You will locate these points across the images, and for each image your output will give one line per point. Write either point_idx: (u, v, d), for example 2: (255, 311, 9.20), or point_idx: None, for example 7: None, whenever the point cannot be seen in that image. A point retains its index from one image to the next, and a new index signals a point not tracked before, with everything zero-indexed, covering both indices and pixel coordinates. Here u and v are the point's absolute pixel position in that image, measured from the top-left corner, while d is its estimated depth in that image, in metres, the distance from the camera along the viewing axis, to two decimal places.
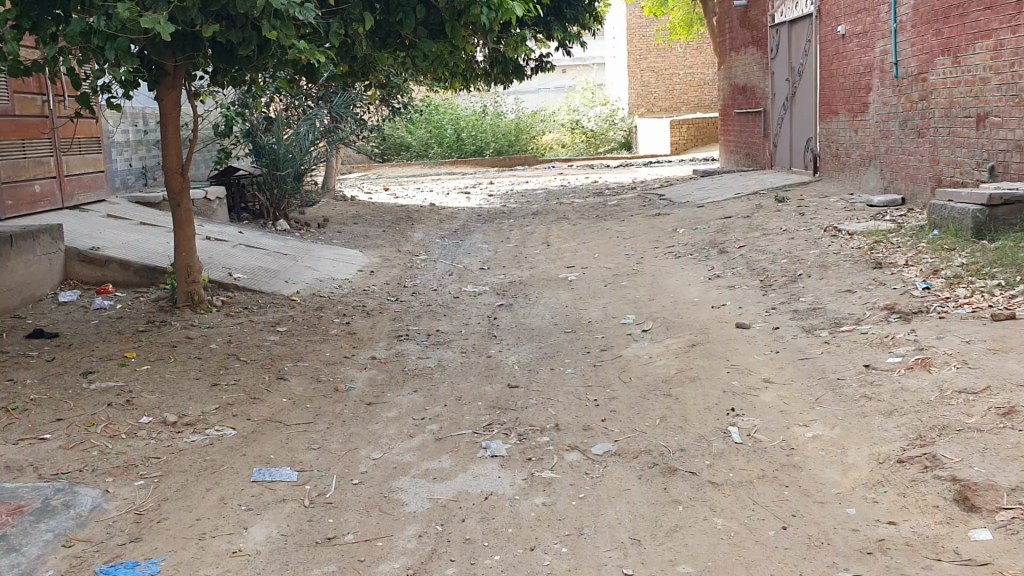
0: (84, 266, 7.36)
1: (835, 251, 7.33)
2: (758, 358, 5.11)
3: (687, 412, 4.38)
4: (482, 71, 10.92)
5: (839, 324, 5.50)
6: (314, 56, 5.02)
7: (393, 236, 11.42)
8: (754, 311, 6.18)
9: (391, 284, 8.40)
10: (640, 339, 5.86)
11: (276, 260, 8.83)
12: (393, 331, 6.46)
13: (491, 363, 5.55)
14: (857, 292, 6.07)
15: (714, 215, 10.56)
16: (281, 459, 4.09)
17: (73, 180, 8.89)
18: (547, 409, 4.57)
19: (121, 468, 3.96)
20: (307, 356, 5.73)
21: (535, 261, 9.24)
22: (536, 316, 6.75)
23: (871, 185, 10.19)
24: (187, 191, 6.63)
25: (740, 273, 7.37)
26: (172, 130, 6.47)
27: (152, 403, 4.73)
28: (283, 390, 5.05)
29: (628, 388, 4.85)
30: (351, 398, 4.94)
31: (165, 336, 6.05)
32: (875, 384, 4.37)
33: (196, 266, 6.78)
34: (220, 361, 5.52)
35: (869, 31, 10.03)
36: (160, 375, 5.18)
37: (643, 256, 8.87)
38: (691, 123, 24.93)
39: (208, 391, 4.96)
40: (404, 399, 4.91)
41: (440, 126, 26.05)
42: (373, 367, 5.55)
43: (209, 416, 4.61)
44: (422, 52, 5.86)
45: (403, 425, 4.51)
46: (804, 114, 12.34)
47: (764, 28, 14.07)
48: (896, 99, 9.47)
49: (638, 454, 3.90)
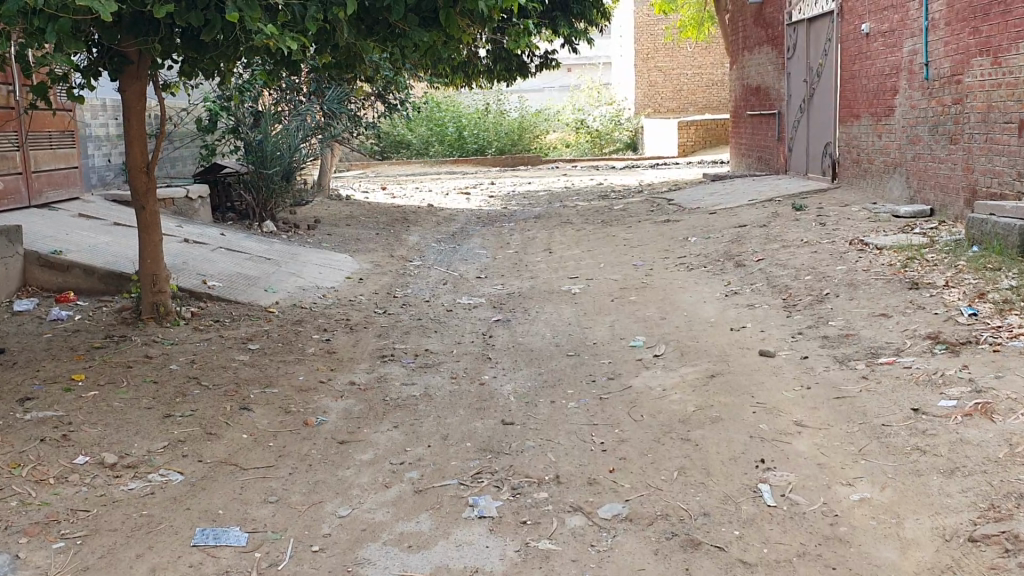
0: (44, 271, 6.77)
1: (864, 267, 6.71)
2: (787, 395, 4.48)
3: (710, 464, 3.74)
4: (483, 68, 10.31)
5: (876, 355, 4.89)
6: (286, 45, 4.36)
7: (388, 239, 10.80)
8: (778, 335, 5.55)
9: (380, 293, 7.78)
10: (652, 367, 5.23)
11: (257, 265, 8.21)
12: (377, 350, 5.83)
13: (483, 393, 4.93)
14: (894, 317, 5.44)
15: (729, 223, 9.94)
16: (231, 516, 3.46)
17: (42, 176, 8.30)
18: (545, 455, 3.95)
19: (39, 526, 3.34)
20: (277, 381, 5.09)
21: (537, 270, 8.63)
22: (536, 336, 6.12)
23: (896, 195, 9.56)
24: (154, 192, 6.02)
25: (760, 290, 6.75)
26: (137, 126, 5.87)
27: (92, 439, 4.12)
28: (245, 423, 4.42)
29: (639, 429, 4.23)
30: (322, 434, 4.31)
31: (122, 354, 5.43)
32: (929, 434, 3.75)
33: (163, 275, 6.16)
34: (178, 387, 4.90)
35: (898, 30, 9.39)
36: (106, 404, 4.56)
37: (653, 268, 8.25)
38: (699, 123, 24.23)
39: (159, 425, 4.34)
40: (383, 436, 4.29)
41: (440, 124, 25.48)
42: (351, 395, 4.92)
43: (155, 457, 3.99)
44: (414, 42, 5.21)
45: (379, 471, 3.89)
46: (823, 118, 11.68)
47: (780, 26, 13.45)
48: (926, 103, 8.86)
49: (653, 520, 3.28)
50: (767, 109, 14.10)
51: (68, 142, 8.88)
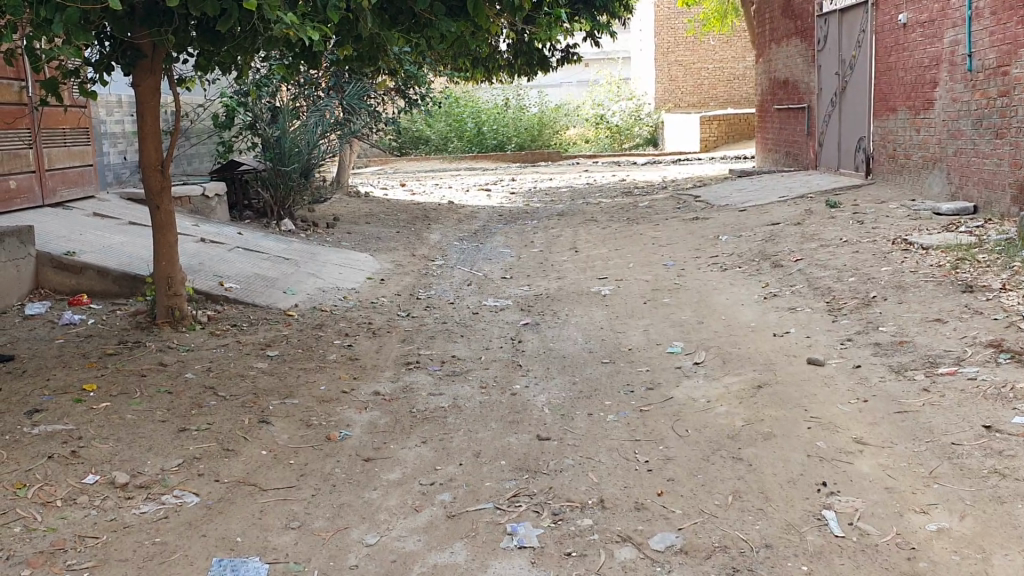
0: (57, 273, 6.54)
1: (911, 268, 6.39)
2: (843, 409, 4.17)
3: (766, 487, 3.46)
4: (507, 61, 10.01)
5: (936, 364, 4.58)
6: (306, 36, 4.11)
7: (409, 238, 10.53)
8: (826, 342, 5.24)
9: (403, 295, 7.51)
10: (693, 376, 4.94)
11: (275, 266, 7.95)
12: (402, 357, 5.56)
13: (516, 404, 4.65)
14: (950, 323, 5.13)
15: (761, 220, 9.62)
16: (251, 544, 3.20)
17: (56, 174, 8.09)
18: (586, 476, 3.67)
19: (44, 555, 3.09)
20: (298, 391, 4.83)
21: (564, 271, 8.34)
22: (567, 341, 5.84)
23: (936, 191, 9.20)
24: (169, 191, 5.76)
25: (801, 292, 6.43)
26: (151, 122, 5.62)
27: (103, 457, 3.87)
28: (264, 438, 4.16)
29: (686, 446, 3.94)
30: (346, 451, 4.04)
31: (136, 361, 5.19)
32: (1007, 456, 3.45)
33: (178, 278, 5.90)
34: (194, 397, 4.65)
35: (938, 20, 9.03)
36: (118, 416, 4.31)
37: (686, 268, 7.94)
38: (721, 118, 23.87)
39: (173, 440, 4.08)
40: (411, 453, 4.02)
41: (459, 120, 25.25)
42: (375, 406, 4.65)
43: (169, 476, 3.74)
44: (441, 32, 4.95)
45: (408, 492, 3.62)
46: (857, 111, 11.31)
47: (810, 17, 13.10)
48: (968, 95, 8.51)
49: (710, 553, 3.00)
50: (796, 103, 13.72)
51: (82, 139, 8.66)
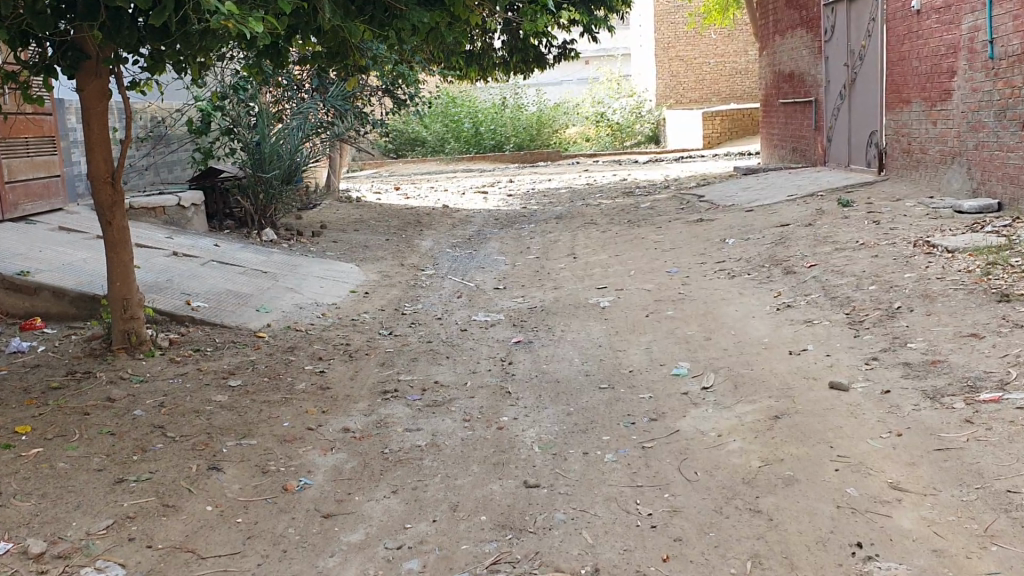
0: (9, 295, 6.02)
1: (937, 274, 5.85)
2: (874, 446, 3.63)
3: (791, 551, 2.93)
4: (499, 59, 9.49)
5: (976, 389, 4.03)
6: (252, 28, 3.60)
7: (399, 246, 10.00)
8: (849, 361, 4.70)
9: (387, 310, 6.98)
10: (702, 404, 4.38)
11: (251, 281, 7.43)
12: (379, 385, 5.03)
13: (502, 441, 4.12)
14: (989, 338, 4.58)
15: (771, 221, 9.07)
16: None
17: (18, 187, 7.60)
18: (579, 536, 3.14)
19: None
20: (256, 430, 4.29)
21: (560, 279, 7.81)
22: (561, 362, 5.31)
23: (954, 188, 8.66)
24: (121, 205, 5.23)
25: (816, 302, 5.89)
26: (98, 130, 5.09)
27: (21, 518, 3.35)
28: (210, 489, 3.64)
29: (696, 493, 3.41)
30: (304, 505, 3.52)
31: (82, 396, 4.67)
32: None
33: (135, 299, 5.37)
34: (140, 439, 4.13)
35: (955, 5, 8.48)
36: (49, 466, 3.79)
37: (690, 274, 7.41)
38: (723, 114, 23.25)
39: (108, 495, 3.56)
40: (378, 506, 3.49)
41: (456, 120, 24.80)
42: (343, 446, 4.12)
43: (94, 543, 3.21)
44: (412, 24, 4.43)
45: (372, 558, 3.09)
46: (868, 104, 10.77)
47: (815, 7, 12.55)
48: (990, 85, 7.97)
49: None
50: (802, 97, 13.16)
51: (48, 149, 8.18)
